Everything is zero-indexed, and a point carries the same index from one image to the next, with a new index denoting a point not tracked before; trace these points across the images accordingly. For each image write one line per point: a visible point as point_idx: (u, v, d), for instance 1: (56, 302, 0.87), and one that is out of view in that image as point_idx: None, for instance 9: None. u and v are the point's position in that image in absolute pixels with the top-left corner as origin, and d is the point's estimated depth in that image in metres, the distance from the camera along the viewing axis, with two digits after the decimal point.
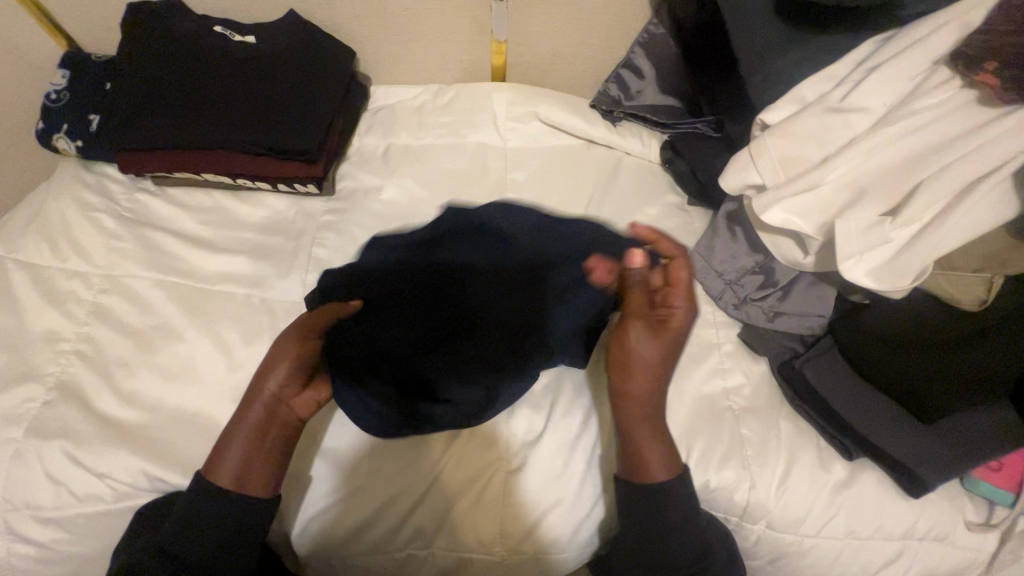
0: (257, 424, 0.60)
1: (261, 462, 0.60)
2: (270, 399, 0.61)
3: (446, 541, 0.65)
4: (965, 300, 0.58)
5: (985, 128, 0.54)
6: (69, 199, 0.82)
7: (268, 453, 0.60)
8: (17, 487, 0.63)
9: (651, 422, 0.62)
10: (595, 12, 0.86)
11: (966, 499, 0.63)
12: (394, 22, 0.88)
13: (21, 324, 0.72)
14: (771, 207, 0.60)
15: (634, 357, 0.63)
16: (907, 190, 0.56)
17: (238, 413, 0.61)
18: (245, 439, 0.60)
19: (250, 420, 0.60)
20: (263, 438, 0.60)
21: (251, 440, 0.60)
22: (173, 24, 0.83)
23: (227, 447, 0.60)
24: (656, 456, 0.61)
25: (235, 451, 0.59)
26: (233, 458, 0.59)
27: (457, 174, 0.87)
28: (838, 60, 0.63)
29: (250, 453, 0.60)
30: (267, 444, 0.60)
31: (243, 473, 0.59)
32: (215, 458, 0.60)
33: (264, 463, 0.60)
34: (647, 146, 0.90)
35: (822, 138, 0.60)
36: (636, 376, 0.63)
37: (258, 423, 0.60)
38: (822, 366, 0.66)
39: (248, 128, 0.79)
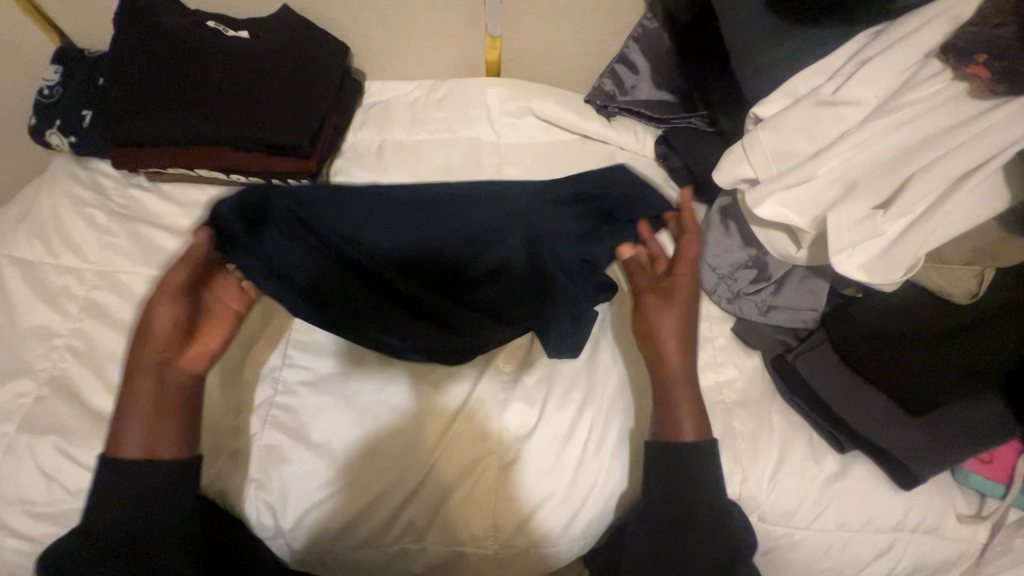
0: (145, 394, 0.59)
1: (165, 426, 0.59)
2: (153, 365, 0.60)
3: (439, 535, 0.65)
4: (956, 293, 0.58)
5: (975, 121, 0.54)
6: (61, 195, 0.82)
7: (169, 419, 0.59)
8: (8, 482, 0.63)
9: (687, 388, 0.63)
10: (588, 6, 0.86)
11: (957, 491, 0.63)
12: (387, 17, 0.88)
13: (13, 320, 0.72)
14: (764, 200, 0.60)
15: (655, 325, 0.64)
16: (898, 183, 0.56)
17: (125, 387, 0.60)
18: (144, 406, 0.59)
19: (139, 390, 0.59)
20: (159, 405, 0.59)
21: (150, 411, 0.59)
22: (164, 19, 0.83)
23: (126, 423, 0.58)
24: (688, 415, 0.62)
25: (136, 424, 0.58)
26: (133, 427, 0.58)
27: (451, 169, 0.87)
28: (830, 54, 0.63)
29: (151, 424, 0.58)
30: (168, 407, 0.59)
31: (150, 444, 0.58)
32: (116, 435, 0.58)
33: (171, 424, 0.59)
34: (641, 141, 0.90)
35: (814, 131, 0.60)
36: (660, 344, 0.63)
37: (148, 389, 0.59)
38: (815, 360, 0.66)
39: (241, 124, 0.79)
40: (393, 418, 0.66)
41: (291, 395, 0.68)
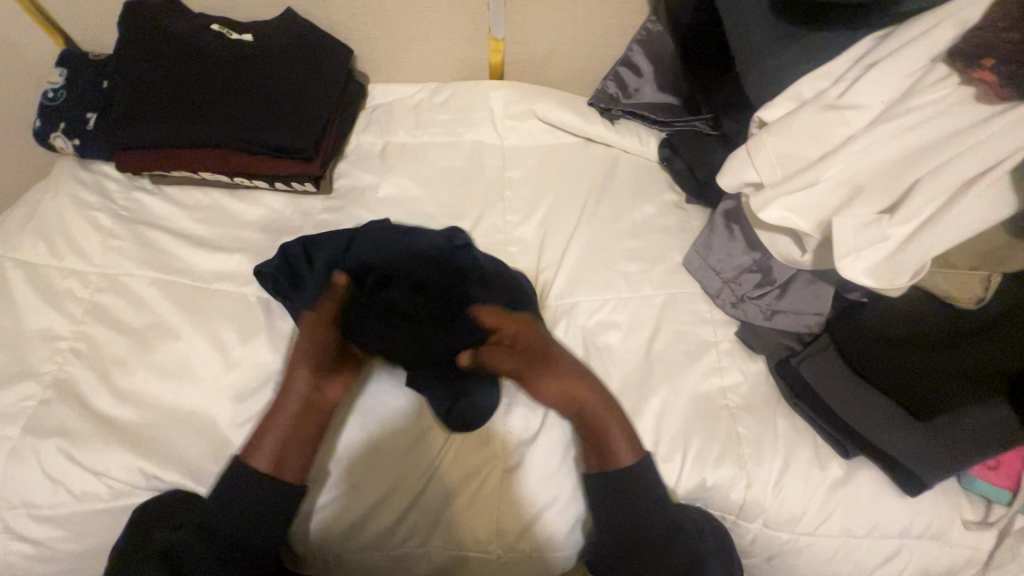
0: (291, 407, 0.64)
1: (295, 449, 0.63)
2: (308, 387, 0.64)
3: (443, 539, 0.65)
4: (962, 298, 0.58)
5: (983, 125, 0.53)
6: (66, 198, 0.82)
7: (298, 441, 0.63)
8: (14, 485, 0.63)
9: (613, 414, 0.65)
10: (592, 7, 0.86)
11: (963, 497, 0.63)
12: (391, 19, 0.87)
13: (18, 322, 0.72)
14: (768, 204, 0.60)
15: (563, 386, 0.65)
16: (904, 188, 0.56)
17: (275, 402, 0.64)
18: (288, 427, 0.63)
19: (296, 408, 0.64)
20: (299, 428, 0.63)
21: (289, 431, 0.63)
22: (169, 22, 0.83)
23: (264, 437, 0.63)
24: (624, 443, 0.64)
25: (271, 438, 0.63)
26: (270, 445, 0.63)
27: (454, 172, 0.87)
28: (836, 58, 0.63)
29: (285, 440, 0.63)
30: (303, 434, 0.63)
31: (279, 458, 0.63)
32: (250, 444, 0.63)
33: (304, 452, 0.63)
34: (644, 144, 0.90)
35: (820, 135, 0.60)
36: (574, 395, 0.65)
37: (299, 409, 0.64)
38: (819, 365, 0.66)
39: (244, 126, 0.79)
40: (398, 418, 0.66)
41: None
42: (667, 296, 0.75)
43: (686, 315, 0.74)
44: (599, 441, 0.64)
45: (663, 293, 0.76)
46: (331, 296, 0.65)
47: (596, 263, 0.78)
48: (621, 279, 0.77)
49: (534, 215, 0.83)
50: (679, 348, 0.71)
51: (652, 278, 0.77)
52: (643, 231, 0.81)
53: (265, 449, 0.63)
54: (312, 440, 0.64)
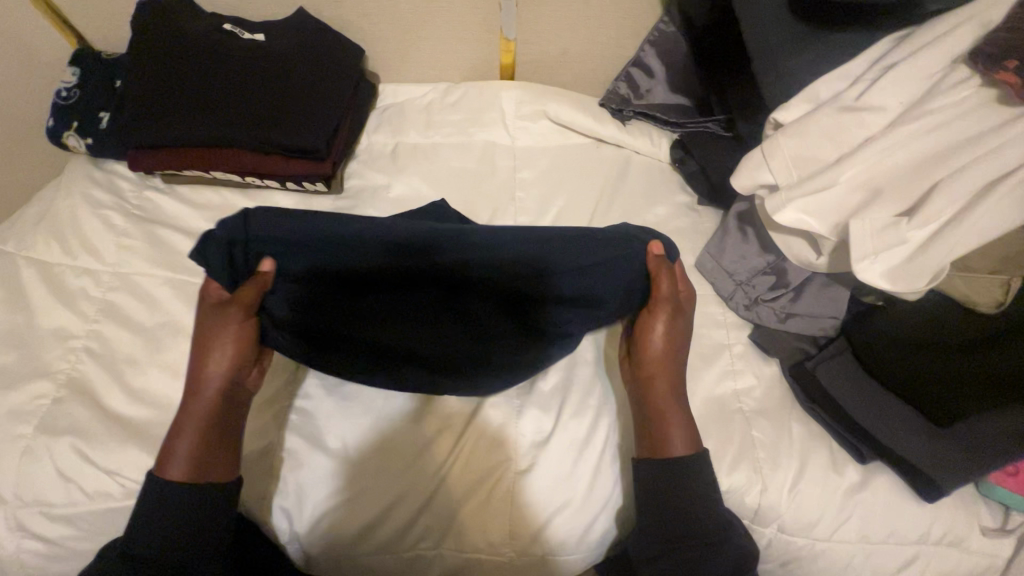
0: (207, 406, 0.60)
1: (218, 449, 0.59)
2: (221, 385, 0.60)
3: (455, 541, 0.65)
4: (979, 300, 0.57)
5: (1004, 128, 0.53)
6: (79, 196, 0.82)
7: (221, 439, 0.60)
8: (28, 484, 0.63)
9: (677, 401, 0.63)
10: (604, 8, 0.86)
11: (982, 503, 0.62)
12: (403, 19, 0.87)
13: (31, 321, 0.72)
14: (784, 206, 0.59)
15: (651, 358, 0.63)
16: (925, 190, 0.55)
17: (186, 402, 0.60)
18: (201, 421, 0.59)
19: (207, 402, 0.60)
20: (218, 426, 0.60)
21: (204, 430, 0.59)
22: (181, 21, 0.83)
23: (176, 442, 0.58)
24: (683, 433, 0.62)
25: (184, 441, 0.58)
26: (184, 443, 0.58)
27: (465, 172, 0.86)
28: (854, 59, 0.63)
29: (202, 441, 0.59)
30: (218, 428, 0.60)
31: (200, 462, 0.58)
32: (164, 454, 0.58)
33: (215, 445, 0.59)
34: (656, 145, 0.89)
35: (837, 138, 0.59)
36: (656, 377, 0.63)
37: (213, 407, 0.60)
38: (833, 369, 0.66)
39: (257, 126, 0.79)
40: (403, 423, 0.66)
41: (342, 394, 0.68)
42: None
43: (699, 317, 0.73)
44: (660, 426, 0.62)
45: None
46: (250, 284, 0.58)
47: None
48: None
49: (545, 216, 0.83)
50: (692, 350, 0.71)
51: None
52: None
53: (179, 450, 0.58)
54: (232, 434, 0.61)
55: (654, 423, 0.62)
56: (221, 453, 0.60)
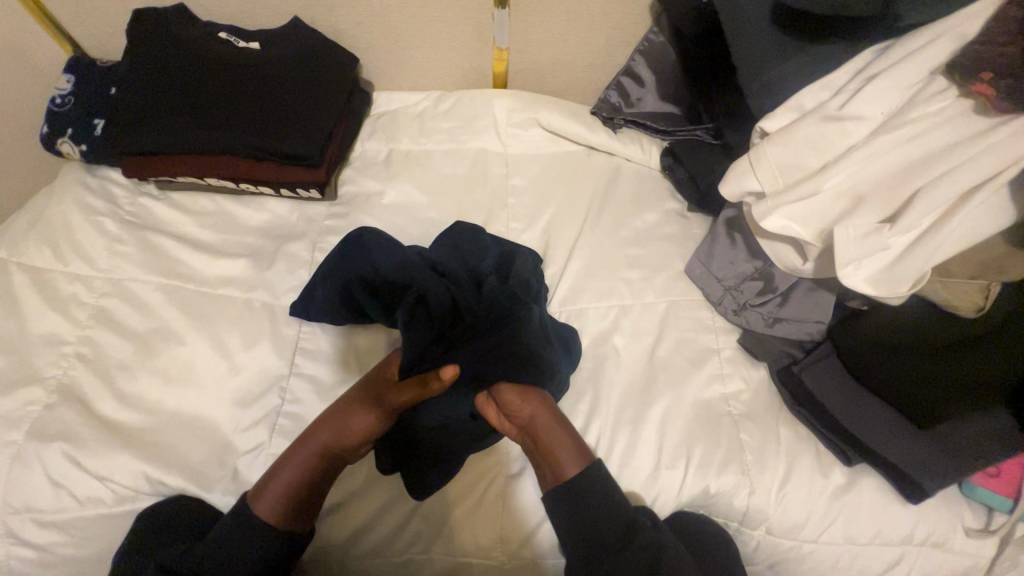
0: (318, 464, 0.61)
1: (306, 505, 0.61)
2: (333, 450, 0.62)
3: (446, 546, 0.64)
4: (962, 305, 0.58)
5: (981, 137, 0.54)
6: (73, 202, 0.83)
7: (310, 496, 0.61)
8: (18, 490, 0.63)
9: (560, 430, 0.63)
10: (594, 18, 0.87)
11: (965, 505, 0.63)
12: (396, 28, 0.89)
13: (23, 327, 0.72)
14: (770, 214, 0.61)
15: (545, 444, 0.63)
16: (905, 197, 0.57)
17: (297, 445, 0.62)
18: (307, 476, 0.61)
19: (317, 460, 0.61)
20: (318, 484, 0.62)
21: (303, 484, 0.61)
22: (176, 30, 0.83)
23: (273, 482, 0.61)
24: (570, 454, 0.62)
25: (281, 485, 0.61)
26: (278, 491, 0.60)
27: (458, 179, 0.87)
28: (838, 69, 0.64)
29: (297, 494, 0.60)
30: (316, 487, 0.61)
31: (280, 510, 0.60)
32: (259, 487, 0.61)
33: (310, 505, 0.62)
34: (646, 153, 0.91)
35: (821, 146, 0.61)
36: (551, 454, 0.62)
37: (321, 467, 0.61)
38: (819, 374, 0.67)
39: (252, 134, 0.80)
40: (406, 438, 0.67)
41: None
42: (670, 303, 0.76)
43: (688, 322, 0.74)
44: (548, 449, 0.62)
45: (666, 300, 0.76)
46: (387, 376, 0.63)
47: (599, 270, 0.79)
48: (624, 286, 0.77)
49: (537, 222, 0.84)
50: (681, 355, 0.72)
51: (655, 285, 0.77)
52: (646, 238, 0.82)
53: (275, 496, 0.60)
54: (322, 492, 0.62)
55: (542, 453, 0.63)
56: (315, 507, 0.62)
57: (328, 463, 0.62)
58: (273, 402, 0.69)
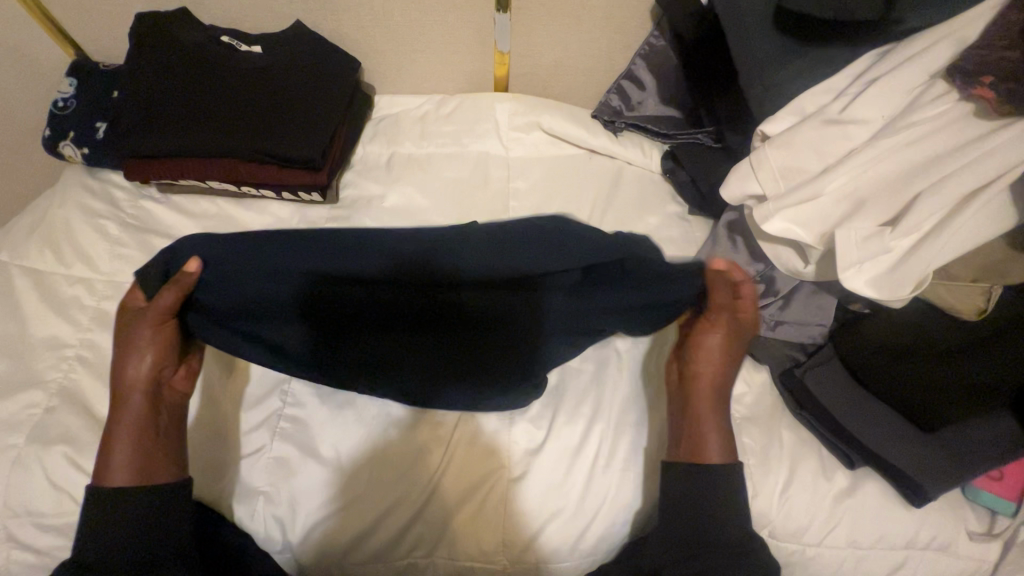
0: (140, 412, 0.62)
1: (159, 452, 0.61)
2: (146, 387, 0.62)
3: (448, 550, 0.64)
4: (964, 308, 0.58)
5: (981, 141, 0.54)
6: (75, 205, 0.83)
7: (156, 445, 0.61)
8: (18, 494, 0.63)
9: (716, 418, 0.64)
10: (595, 22, 0.88)
11: (968, 508, 0.63)
12: (399, 32, 0.89)
13: (24, 330, 0.72)
14: (772, 216, 0.61)
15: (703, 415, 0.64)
16: (906, 201, 0.57)
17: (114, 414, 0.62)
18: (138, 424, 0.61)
19: (139, 406, 0.62)
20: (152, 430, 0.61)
21: (138, 437, 0.60)
22: (179, 33, 0.84)
23: (110, 455, 0.60)
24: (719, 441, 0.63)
25: (121, 451, 0.60)
26: (122, 457, 0.60)
27: (460, 182, 0.88)
28: (839, 73, 0.64)
29: (136, 449, 0.60)
30: (153, 432, 0.61)
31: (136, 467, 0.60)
32: (101, 470, 0.60)
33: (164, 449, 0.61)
34: (647, 157, 0.91)
35: (822, 150, 0.61)
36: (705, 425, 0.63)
37: (145, 413, 0.62)
38: (823, 376, 0.66)
39: (254, 137, 0.80)
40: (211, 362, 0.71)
41: (340, 435, 0.66)
42: None
43: None
44: (702, 424, 0.63)
45: None
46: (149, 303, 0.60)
47: None
48: None
49: None
50: None
51: None
52: None
53: (116, 461, 0.59)
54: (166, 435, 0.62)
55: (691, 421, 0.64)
56: (164, 456, 0.61)
57: (158, 401, 0.63)
58: (273, 405, 0.68)
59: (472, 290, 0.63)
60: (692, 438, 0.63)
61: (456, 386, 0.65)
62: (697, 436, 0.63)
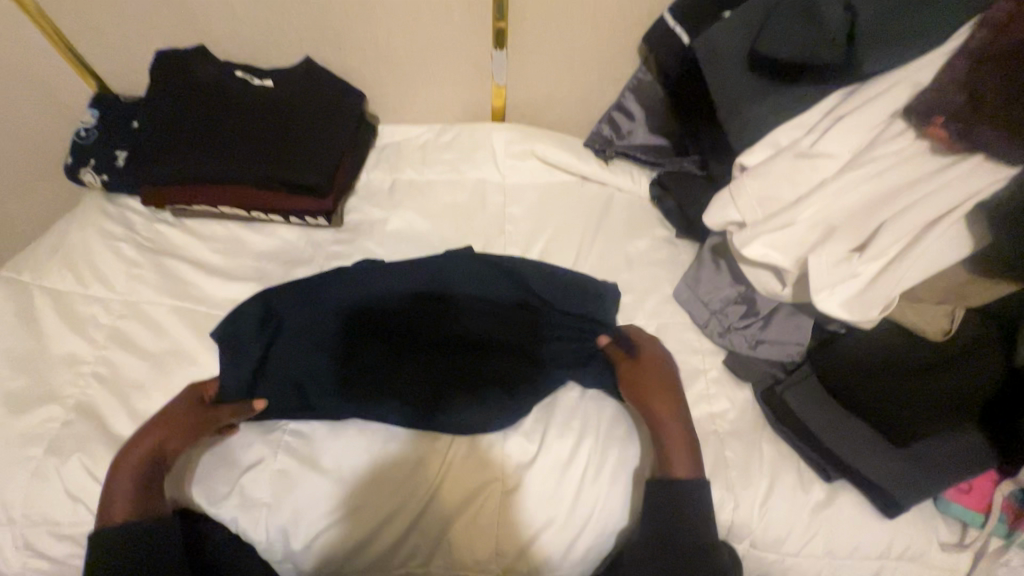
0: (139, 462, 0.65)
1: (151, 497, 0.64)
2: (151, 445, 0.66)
3: (445, 558, 0.68)
4: (930, 330, 0.62)
5: (935, 176, 0.59)
6: (93, 229, 0.87)
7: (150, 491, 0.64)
8: (35, 503, 0.66)
9: (684, 431, 0.67)
10: (586, 59, 0.94)
11: (940, 519, 0.66)
12: (402, 66, 0.95)
13: (43, 347, 0.76)
14: (751, 241, 0.65)
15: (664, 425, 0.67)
16: (873, 229, 0.61)
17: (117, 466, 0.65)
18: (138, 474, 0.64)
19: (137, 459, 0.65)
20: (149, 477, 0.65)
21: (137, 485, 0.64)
22: (197, 69, 0.90)
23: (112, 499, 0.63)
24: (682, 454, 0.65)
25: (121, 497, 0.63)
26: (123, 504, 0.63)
27: (458, 207, 0.92)
28: (810, 109, 0.69)
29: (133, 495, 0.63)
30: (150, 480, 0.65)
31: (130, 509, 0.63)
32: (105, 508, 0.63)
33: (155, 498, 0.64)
34: (636, 183, 0.96)
35: (794, 181, 0.65)
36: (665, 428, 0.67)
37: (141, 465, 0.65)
38: (803, 393, 0.70)
39: (265, 165, 0.85)
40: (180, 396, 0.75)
41: (342, 446, 0.70)
42: (658, 326, 0.80)
43: (676, 344, 0.78)
44: (665, 438, 0.66)
45: (654, 324, 0.80)
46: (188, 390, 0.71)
47: None
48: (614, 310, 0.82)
49: (533, 247, 0.88)
50: None
51: (643, 309, 0.82)
52: (636, 264, 0.87)
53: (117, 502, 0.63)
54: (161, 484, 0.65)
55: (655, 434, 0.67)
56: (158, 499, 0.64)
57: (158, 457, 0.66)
58: (281, 418, 0.72)
59: (477, 315, 0.78)
60: (663, 452, 0.66)
61: (463, 399, 0.72)
62: (666, 449, 0.66)
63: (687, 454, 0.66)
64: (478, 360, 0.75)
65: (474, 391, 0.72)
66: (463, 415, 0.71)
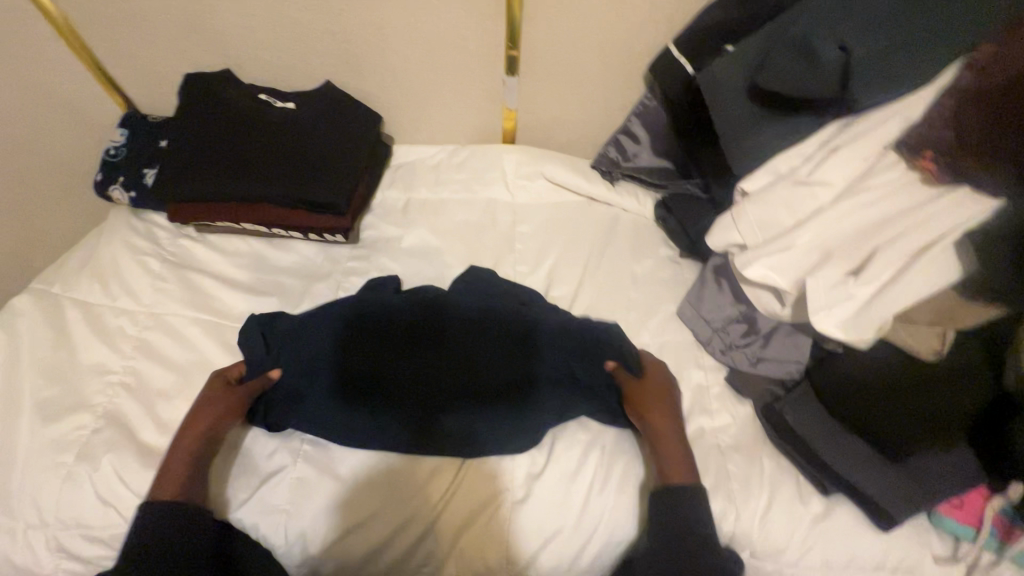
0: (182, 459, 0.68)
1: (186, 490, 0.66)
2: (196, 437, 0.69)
3: (456, 566, 0.70)
4: (923, 350, 0.65)
5: (925, 206, 0.63)
6: (121, 243, 0.91)
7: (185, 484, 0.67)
8: (66, 507, 0.69)
9: (678, 447, 0.70)
10: (595, 86, 0.98)
11: (933, 533, 0.68)
12: (418, 91, 0.99)
13: (73, 357, 0.79)
14: (752, 263, 0.68)
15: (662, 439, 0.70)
16: (866, 253, 0.65)
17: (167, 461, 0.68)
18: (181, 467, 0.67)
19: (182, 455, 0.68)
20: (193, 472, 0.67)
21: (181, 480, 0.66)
22: (224, 90, 0.94)
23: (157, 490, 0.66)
24: (678, 465, 0.68)
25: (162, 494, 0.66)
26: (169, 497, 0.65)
27: (470, 226, 0.96)
28: (808, 139, 0.73)
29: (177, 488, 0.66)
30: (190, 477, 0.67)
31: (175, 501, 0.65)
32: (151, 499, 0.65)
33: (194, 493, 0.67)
34: (642, 204, 1.00)
35: (793, 207, 0.69)
36: (665, 447, 0.70)
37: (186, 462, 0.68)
38: (801, 408, 0.73)
39: (286, 184, 0.88)
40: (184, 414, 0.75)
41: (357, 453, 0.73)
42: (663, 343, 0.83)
43: (680, 361, 0.82)
44: (664, 454, 0.69)
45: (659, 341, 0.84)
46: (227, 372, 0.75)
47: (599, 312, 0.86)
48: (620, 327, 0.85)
49: (542, 266, 0.92)
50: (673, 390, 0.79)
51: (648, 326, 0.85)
52: (641, 283, 0.90)
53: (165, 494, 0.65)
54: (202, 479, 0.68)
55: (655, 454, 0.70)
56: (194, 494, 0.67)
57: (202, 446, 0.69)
58: (299, 427, 0.75)
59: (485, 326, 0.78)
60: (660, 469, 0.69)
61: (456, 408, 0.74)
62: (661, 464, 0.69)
63: (684, 462, 0.68)
64: (472, 376, 0.75)
65: (474, 401, 0.74)
66: (458, 417, 0.73)
